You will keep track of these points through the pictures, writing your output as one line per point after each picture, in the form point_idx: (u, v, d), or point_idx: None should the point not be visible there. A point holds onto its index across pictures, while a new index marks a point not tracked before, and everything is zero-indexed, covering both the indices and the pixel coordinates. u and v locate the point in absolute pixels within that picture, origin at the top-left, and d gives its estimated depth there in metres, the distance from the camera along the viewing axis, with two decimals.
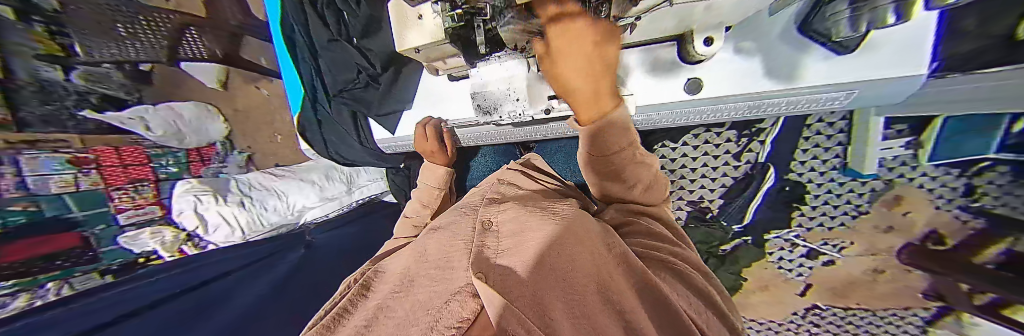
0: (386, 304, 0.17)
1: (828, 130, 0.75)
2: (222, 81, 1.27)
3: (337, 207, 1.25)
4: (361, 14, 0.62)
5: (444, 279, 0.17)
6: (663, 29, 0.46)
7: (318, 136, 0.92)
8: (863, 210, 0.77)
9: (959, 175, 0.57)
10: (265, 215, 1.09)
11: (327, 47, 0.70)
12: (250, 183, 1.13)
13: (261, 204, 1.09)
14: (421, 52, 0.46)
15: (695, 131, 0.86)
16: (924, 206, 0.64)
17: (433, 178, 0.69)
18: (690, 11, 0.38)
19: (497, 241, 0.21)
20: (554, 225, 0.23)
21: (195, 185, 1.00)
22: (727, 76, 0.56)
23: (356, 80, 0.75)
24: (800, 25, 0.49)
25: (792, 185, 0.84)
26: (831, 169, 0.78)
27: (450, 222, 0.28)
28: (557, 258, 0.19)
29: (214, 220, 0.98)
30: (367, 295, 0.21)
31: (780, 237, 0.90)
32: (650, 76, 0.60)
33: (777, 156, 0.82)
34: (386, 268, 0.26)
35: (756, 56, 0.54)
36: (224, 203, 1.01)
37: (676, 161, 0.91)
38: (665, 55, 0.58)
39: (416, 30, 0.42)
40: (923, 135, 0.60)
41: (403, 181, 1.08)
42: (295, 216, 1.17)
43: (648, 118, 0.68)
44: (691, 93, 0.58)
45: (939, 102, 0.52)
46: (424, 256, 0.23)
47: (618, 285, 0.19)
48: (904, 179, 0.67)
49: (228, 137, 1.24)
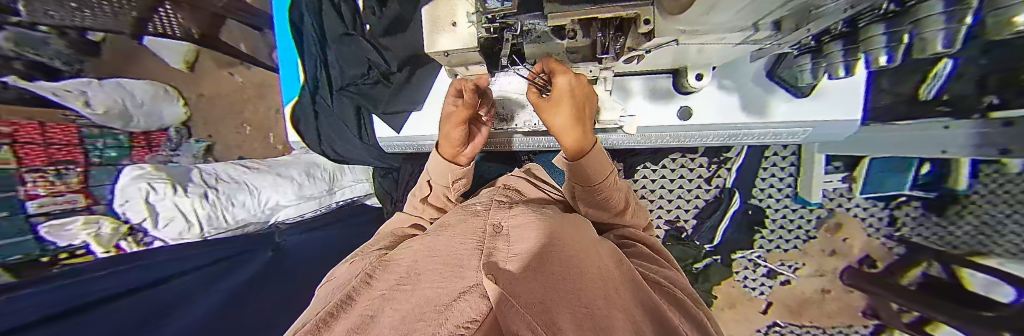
0: (392, 295, 0.15)
1: (781, 163, 0.87)
2: (188, 62, 1.15)
3: (312, 207, 1.02)
4: (386, 16, 0.66)
5: (452, 277, 0.16)
6: (662, 63, 0.52)
7: (314, 128, 0.82)
8: (811, 236, 0.88)
9: (885, 207, 0.78)
10: (230, 210, 0.85)
11: (340, 42, 0.71)
12: (217, 173, 0.89)
13: (227, 198, 0.86)
14: (448, 57, 0.45)
15: (672, 156, 0.93)
16: (857, 231, 0.82)
17: (436, 171, 0.46)
18: (683, 52, 0.43)
19: (507, 243, 0.20)
20: (561, 236, 0.22)
21: (152, 172, 0.78)
22: (713, 107, 0.62)
23: (365, 76, 0.74)
24: (769, 71, 0.58)
25: (754, 209, 0.92)
26: (785, 196, 0.89)
27: (458, 221, 0.27)
28: (564, 273, 0.17)
29: (171, 213, 0.76)
30: (374, 282, 0.18)
31: (745, 257, 0.94)
32: (651, 101, 0.64)
33: (741, 183, 0.91)
34: (395, 257, 0.24)
35: (734, 93, 0.61)
36: (186, 193, 0.79)
37: (657, 181, 0.95)
38: (663, 84, 0.63)
39: (449, 36, 0.41)
40: (855, 172, 0.77)
41: (391, 184, 1.02)
42: (266, 214, 0.93)
43: (636, 138, 0.71)
44: (683, 119, 0.64)
45: (870, 146, 0.65)
46: (434, 251, 0.20)
47: (619, 298, 0.18)
48: (842, 208, 0.83)
49: (184, 123, 1.11)
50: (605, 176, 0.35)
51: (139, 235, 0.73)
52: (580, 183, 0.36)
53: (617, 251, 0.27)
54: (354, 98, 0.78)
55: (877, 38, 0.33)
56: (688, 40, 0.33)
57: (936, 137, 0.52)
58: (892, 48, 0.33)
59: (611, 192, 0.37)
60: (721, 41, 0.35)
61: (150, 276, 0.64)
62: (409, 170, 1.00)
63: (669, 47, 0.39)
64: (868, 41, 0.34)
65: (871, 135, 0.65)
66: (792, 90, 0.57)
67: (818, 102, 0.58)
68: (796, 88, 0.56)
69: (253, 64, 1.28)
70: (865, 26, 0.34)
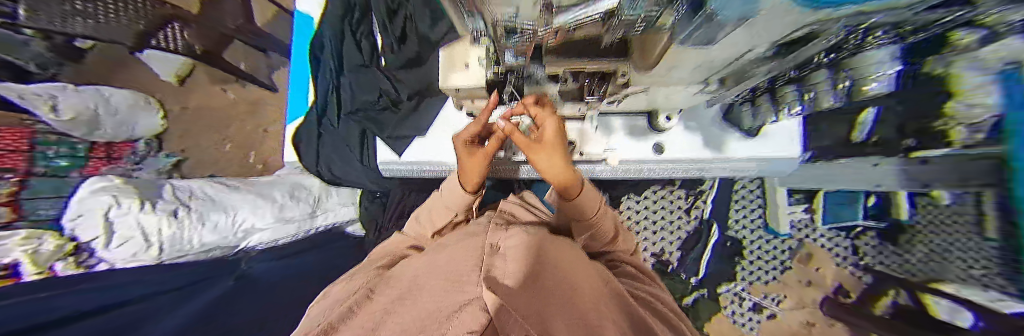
0: (393, 310, 0.16)
1: (749, 195, 0.95)
2: (179, 77, 1.19)
3: (293, 232, 0.86)
4: (405, 52, 0.76)
5: (452, 291, 0.16)
6: (636, 105, 0.59)
7: (314, 147, 0.82)
8: (788, 266, 0.92)
9: (847, 236, 0.84)
10: (200, 232, 0.70)
11: (356, 70, 0.77)
12: (195, 190, 0.78)
13: (199, 217, 0.72)
14: (458, 92, 0.48)
15: (653, 187, 0.98)
16: (826, 261, 0.86)
17: (450, 195, 0.45)
18: (651, 98, 0.50)
19: (504, 260, 0.20)
20: (554, 256, 0.23)
21: (120, 183, 0.67)
22: (682, 143, 0.68)
23: (376, 101, 0.79)
24: (724, 116, 0.67)
25: (732, 241, 0.96)
26: (759, 227, 0.95)
27: (456, 240, 0.27)
28: (559, 291, 0.18)
29: (128, 232, 0.62)
30: (376, 298, 0.19)
31: (731, 291, 0.95)
32: (630, 136, 0.70)
33: (716, 215, 0.96)
34: (396, 273, 0.24)
35: (696, 132, 0.68)
36: (153, 210, 0.66)
37: (640, 213, 0.99)
38: (641, 123, 0.70)
39: (463, 73, 0.44)
40: (814, 203, 0.84)
41: (377, 209, 0.96)
42: (240, 237, 0.78)
43: (620, 168, 0.75)
44: (658, 153, 0.69)
45: (819, 179, 0.76)
46: (434, 267, 0.21)
47: (612, 315, 0.19)
48: (810, 239, 0.89)
49: (158, 136, 1.11)
50: (596, 210, 0.37)
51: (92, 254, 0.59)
52: (575, 218, 0.37)
53: (609, 273, 0.28)
54: (361, 122, 0.79)
55: (815, 79, 0.41)
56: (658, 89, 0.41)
57: (922, 170, 0.55)
58: (831, 90, 0.41)
59: (603, 223, 0.38)
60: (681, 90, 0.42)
61: (101, 301, 0.49)
62: (398, 194, 0.94)
63: (641, 95, 0.47)
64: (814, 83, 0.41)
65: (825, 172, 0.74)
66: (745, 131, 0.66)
67: (767, 140, 0.67)
68: (749, 128, 0.64)
69: (251, 82, 1.29)
70: (806, 74, 0.41)
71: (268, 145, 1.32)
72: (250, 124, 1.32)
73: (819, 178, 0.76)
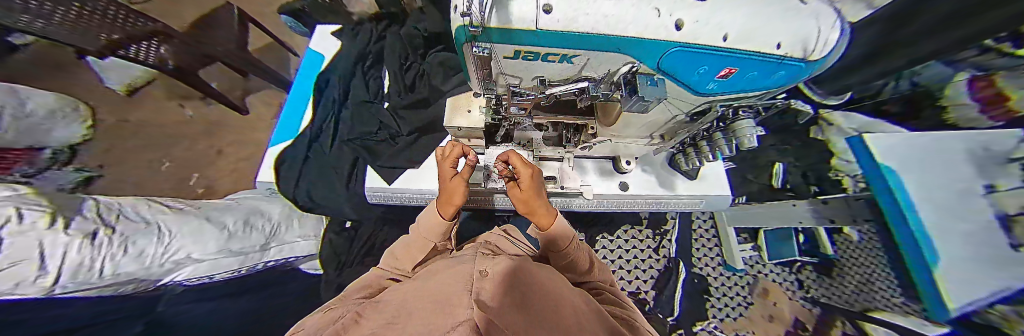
0: (382, 327, 0.13)
1: (705, 234, 1.06)
2: (131, 87, 1.20)
3: (234, 267, 0.62)
4: (406, 99, 0.95)
5: (448, 308, 0.14)
6: (603, 150, 0.70)
7: (298, 168, 0.83)
8: (750, 302, 0.98)
9: (791, 272, 1.00)
10: (117, 258, 0.46)
11: (360, 104, 0.94)
12: (120, 212, 0.55)
13: (121, 240, 0.49)
14: (458, 131, 0.54)
15: (625, 226, 1.04)
16: (781, 296, 0.96)
17: (424, 223, 0.43)
18: (612, 146, 0.61)
19: (495, 288, 0.18)
20: (542, 292, 0.21)
21: (25, 196, 0.46)
22: (644, 184, 0.77)
23: (374, 133, 0.90)
24: (669, 161, 0.79)
25: (699, 278, 1.01)
26: (719, 264, 1.02)
27: (441, 272, 0.24)
28: (558, 322, 0.16)
29: (22, 250, 0.38)
30: (363, 321, 0.16)
31: (706, 329, 0.94)
32: (601, 176, 0.77)
33: (682, 252, 1.02)
34: (381, 301, 0.21)
35: (651, 175, 0.78)
36: (60, 226, 0.43)
37: (614, 251, 1.01)
38: (606, 165, 0.79)
39: (468, 114, 0.52)
40: (758, 241, 0.99)
41: (343, 243, 0.87)
42: (165, 271, 0.52)
43: (597, 204, 0.80)
44: (622, 189, 0.76)
45: (761, 220, 0.87)
46: (427, 293, 0.18)
47: (607, 331, 0.19)
48: (762, 274, 1.00)
49: (73, 146, 1.03)
50: (570, 241, 0.39)
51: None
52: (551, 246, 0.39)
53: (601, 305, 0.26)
54: (357, 148, 0.86)
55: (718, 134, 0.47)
56: (619, 139, 0.53)
57: (809, 210, 0.76)
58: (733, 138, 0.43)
59: (579, 255, 0.39)
60: (632, 140, 0.54)
61: None
62: (369, 227, 0.90)
63: (606, 143, 0.58)
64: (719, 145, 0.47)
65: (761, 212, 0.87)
66: (687, 173, 0.78)
67: (707, 181, 0.80)
68: (689, 172, 0.78)
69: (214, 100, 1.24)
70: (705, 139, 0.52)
71: (217, 168, 1.17)
72: (203, 142, 1.20)
73: (752, 218, 0.90)
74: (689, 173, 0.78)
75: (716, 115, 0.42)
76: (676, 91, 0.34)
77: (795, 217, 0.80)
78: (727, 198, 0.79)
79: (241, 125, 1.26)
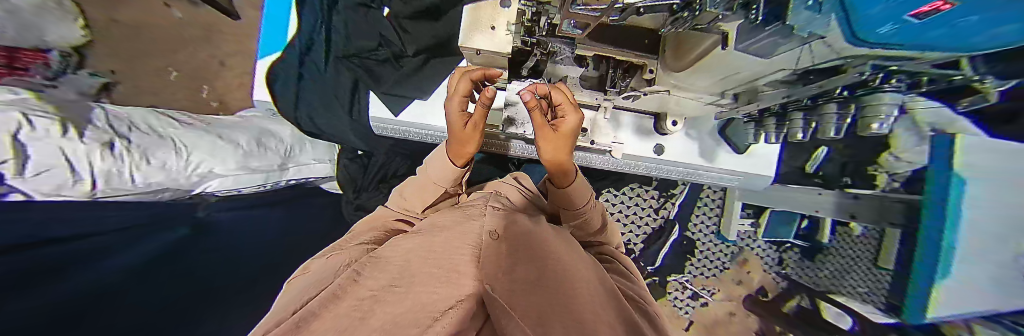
0: (382, 296, 0.16)
1: (710, 204, 1.05)
2: None
3: (259, 182, 0.70)
4: (408, 9, 0.79)
5: (449, 282, 0.17)
6: (648, 105, 0.64)
7: (294, 87, 0.77)
8: (727, 267, 1.07)
9: (775, 249, 1.03)
10: (143, 168, 0.50)
11: (354, 10, 0.79)
12: (134, 121, 0.56)
13: (141, 152, 0.51)
14: (477, 55, 0.47)
15: (631, 184, 1.03)
16: (757, 266, 1.05)
17: (436, 169, 0.41)
18: (662, 100, 0.56)
19: (499, 255, 0.20)
20: (543, 261, 0.23)
21: (29, 100, 0.45)
22: (681, 149, 0.73)
23: (375, 51, 0.81)
24: (720, 128, 0.72)
25: (688, 240, 1.07)
26: (712, 232, 1.06)
27: (454, 223, 0.26)
28: (546, 304, 0.18)
29: (47, 156, 0.40)
30: (363, 280, 0.18)
31: (678, 280, 1.07)
32: (638, 134, 0.72)
33: (681, 216, 1.05)
34: (385, 253, 0.23)
35: (694, 140, 0.73)
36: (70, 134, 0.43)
37: (616, 205, 1.04)
38: (647, 123, 0.72)
39: (487, 35, 0.44)
40: (760, 218, 0.98)
41: (358, 170, 0.87)
42: (193, 182, 0.59)
43: (617, 162, 0.78)
44: (657, 153, 0.73)
45: (774, 200, 0.86)
46: (430, 251, 0.21)
47: (592, 303, 0.21)
48: (750, 248, 1.05)
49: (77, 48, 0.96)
50: (586, 201, 0.39)
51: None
52: (566, 208, 0.39)
53: (592, 270, 0.28)
54: (355, 69, 0.79)
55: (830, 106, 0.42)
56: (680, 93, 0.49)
57: (832, 202, 0.72)
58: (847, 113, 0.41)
59: (590, 214, 0.40)
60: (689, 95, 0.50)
61: None
62: (383, 157, 0.88)
63: (660, 96, 0.52)
64: (867, 117, 0.39)
65: (778, 193, 0.85)
66: (737, 146, 0.72)
67: (751, 158, 0.74)
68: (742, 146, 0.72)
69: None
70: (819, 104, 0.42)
71: (225, 82, 1.10)
72: (199, 52, 1.10)
73: (767, 197, 0.88)
74: (737, 147, 0.72)
75: (856, 79, 0.32)
76: (797, 42, 0.24)
77: (812, 205, 0.76)
78: (767, 180, 0.78)
79: (232, 33, 1.12)
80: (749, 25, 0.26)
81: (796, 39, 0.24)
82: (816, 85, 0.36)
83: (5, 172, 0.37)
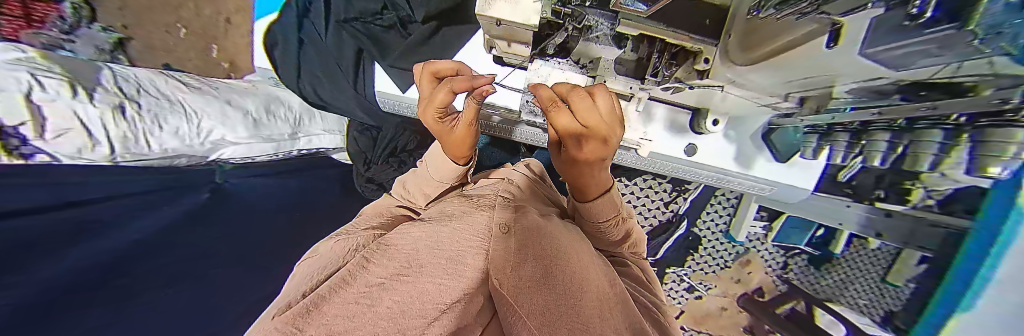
0: (391, 282, 0.15)
1: (724, 202, 1.01)
2: None
3: (270, 151, 0.72)
4: None
5: (453, 275, 0.16)
6: (687, 100, 0.63)
7: (295, 56, 0.76)
8: (728, 265, 1.08)
9: (784, 254, 0.99)
10: (157, 134, 0.52)
11: None
12: (143, 83, 0.56)
13: (152, 118, 0.52)
14: (496, 25, 0.43)
15: (645, 176, 0.99)
16: (760, 268, 1.03)
17: (435, 161, 0.40)
18: (709, 95, 0.56)
19: (509, 249, 0.19)
20: (554, 262, 0.22)
21: (34, 58, 0.45)
22: (710, 149, 0.72)
23: (379, 15, 0.75)
24: (766, 133, 0.70)
25: (694, 236, 1.06)
26: (720, 231, 1.04)
27: (461, 212, 0.25)
28: (554, 306, 0.17)
29: (64, 118, 0.41)
30: (371, 267, 0.18)
31: (676, 272, 1.10)
32: (667, 129, 0.71)
33: (690, 213, 1.03)
34: (393, 239, 0.23)
35: (732, 143, 0.72)
36: (80, 98, 0.44)
37: (627, 196, 1.01)
38: (682, 119, 0.71)
39: (509, 3, 0.39)
40: (775, 221, 0.95)
41: (367, 143, 0.86)
42: (208, 149, 0.61)
43: (639, 160, 0.77)
44: (688, 154, 0.72)
45: (807, 210, 0.85)
46: (437, 241, 0.20)
47: (602, 309, 0.20)
48: (755, 249, 1.03)
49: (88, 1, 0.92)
50: (608, 219, 0.36)
51: (10, 140, 0.36)
52: (587, 220, 0.37)
53: (602, 273, 0.27)
54: (358, 36, 0.75)
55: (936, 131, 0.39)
56: (730, 88, 0.49)
57: (871, 222, 0.67)
58: (946, 146, 0.38)
59: (610, 231, 0.37)
60: (738, 90, 0.49)
61: None
62: (391, 132, 0.86)
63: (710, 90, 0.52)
64: (985, 157, 0.33)
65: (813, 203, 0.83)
66: (775, 156, 0.70)
67: (793, 168, 0.71)
68: (780, 158, 0.70)
69: None
70: (920, 127, 0.40)
71: (235, 41, 1.08)
72: (209, 6, 1.07)
73: (811, 211, 0.83)
74: (775, 156, 0.70)
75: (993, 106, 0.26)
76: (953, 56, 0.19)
77: (837, 216, 0.75)
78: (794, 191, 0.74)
79: None
80: (897, 23, 0.21)
81: (957, 54, 0.19)
82: (930, 104, 0.31)
83: (27, 132, 0.38)
